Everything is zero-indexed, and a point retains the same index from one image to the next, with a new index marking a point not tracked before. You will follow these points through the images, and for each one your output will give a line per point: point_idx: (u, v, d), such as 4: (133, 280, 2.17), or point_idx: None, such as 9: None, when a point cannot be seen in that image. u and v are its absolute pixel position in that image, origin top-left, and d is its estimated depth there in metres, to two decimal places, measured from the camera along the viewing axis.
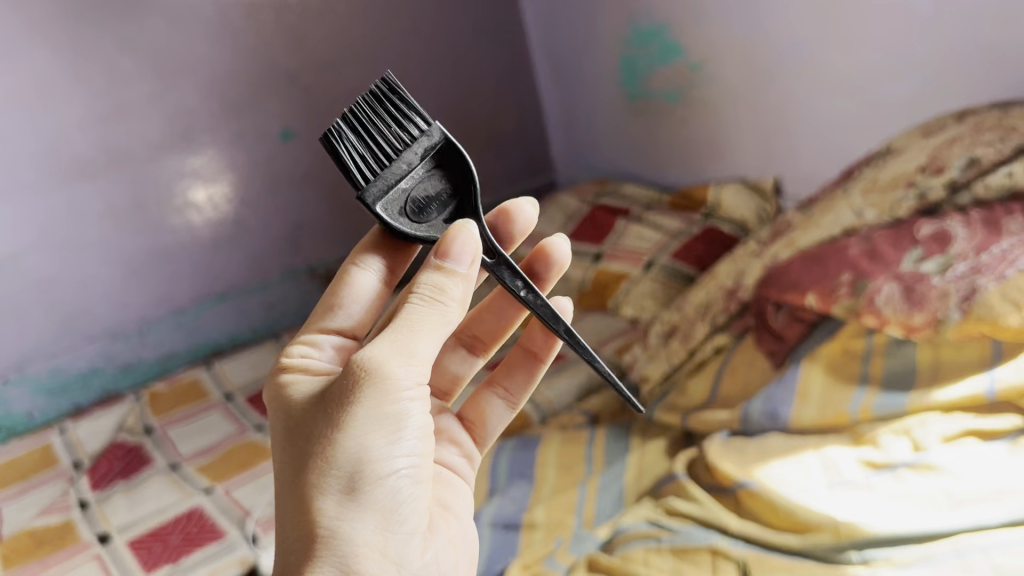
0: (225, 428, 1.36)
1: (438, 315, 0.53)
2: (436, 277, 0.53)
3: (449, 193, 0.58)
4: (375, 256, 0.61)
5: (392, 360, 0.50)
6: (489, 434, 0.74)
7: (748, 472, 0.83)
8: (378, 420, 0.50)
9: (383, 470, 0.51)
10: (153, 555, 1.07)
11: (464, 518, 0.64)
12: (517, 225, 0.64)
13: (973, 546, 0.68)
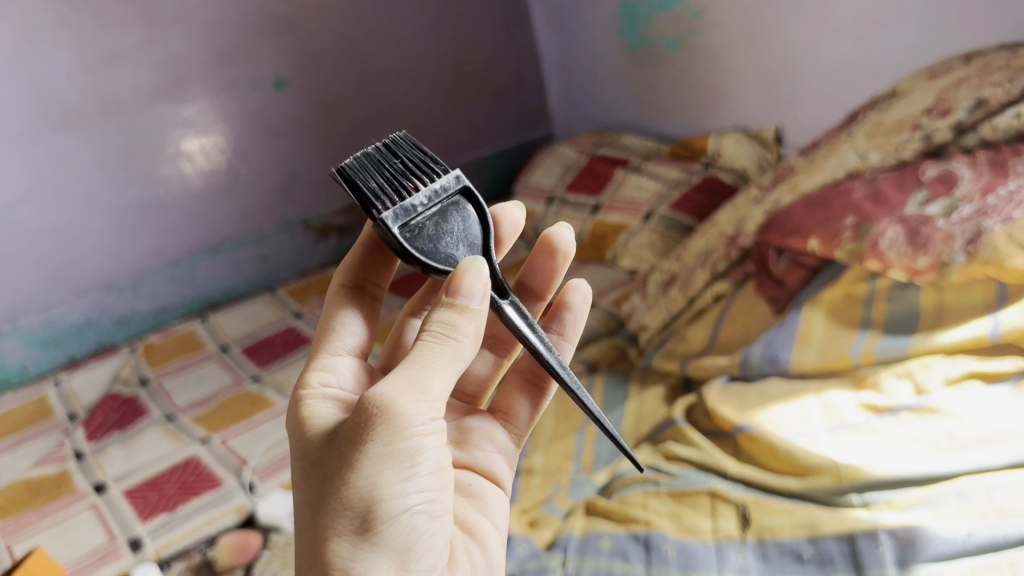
0: (221, 379, 1.36)
1: (450, 352, 0.48)
2: (448, 314, 0.49)
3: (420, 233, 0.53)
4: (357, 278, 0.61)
5: (403, 400, 0.46)
6: (520, 420, 0.68)
7: (747, 416, 0.82)
8: (392, 457, 0.47)
9: (397, 508, 0.48)
10: (150, 504, 1.06)
11: (492, 549, 0.59)
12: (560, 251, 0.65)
13: (974, 489, 0.67)
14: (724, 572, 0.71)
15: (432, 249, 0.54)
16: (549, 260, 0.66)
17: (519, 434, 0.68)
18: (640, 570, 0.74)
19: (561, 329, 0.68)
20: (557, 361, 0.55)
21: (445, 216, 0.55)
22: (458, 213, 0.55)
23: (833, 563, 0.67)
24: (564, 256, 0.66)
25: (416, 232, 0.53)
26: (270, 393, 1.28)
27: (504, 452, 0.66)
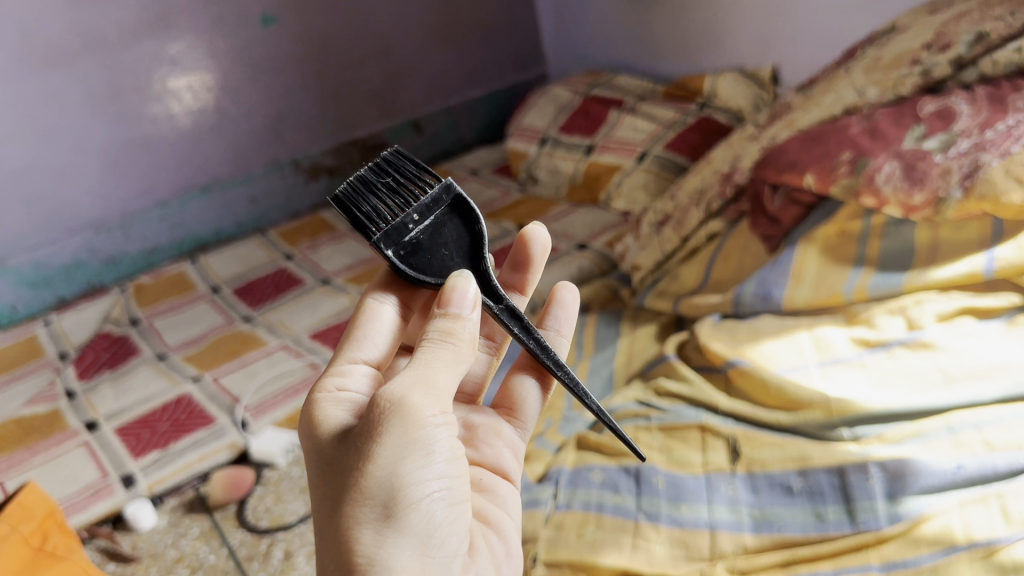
0: (212, 319, 1.35)
1: (450, 354, 0.49)
2: (443, 323, 0.50)
3: (410, 250, 0.56)
4: (389, 292, 0.58)
5: (413, 392, 0.46)
6: (526, 413, 0.65)
7: (740, 351, 0.81)
8: (410, 441, 0.45)
9: (418, 493, 0.46)
10: (142, 441, 1.05)
11: (508, 533, 0.58)
12: (534, 246, 0.64)
13: (965, 423, 0.68)
14: (714, 504, 0.72)
15: (431, 261, 0.56)
16: (524, 250, 0.64)
17: (527, 424, 0.65)
18: (631, 502, 0.74)
19: (556, 324, 0.66)
20: (554, 361, 0.57)
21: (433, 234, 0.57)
22: (446, 230, 0.57)
23: (823, 496, 0.68)
24: (539, 251, 0.64)
25: (411, 245, 0.56)
26: (262, 333, 1.27)
27: (514, 445, 0.64)
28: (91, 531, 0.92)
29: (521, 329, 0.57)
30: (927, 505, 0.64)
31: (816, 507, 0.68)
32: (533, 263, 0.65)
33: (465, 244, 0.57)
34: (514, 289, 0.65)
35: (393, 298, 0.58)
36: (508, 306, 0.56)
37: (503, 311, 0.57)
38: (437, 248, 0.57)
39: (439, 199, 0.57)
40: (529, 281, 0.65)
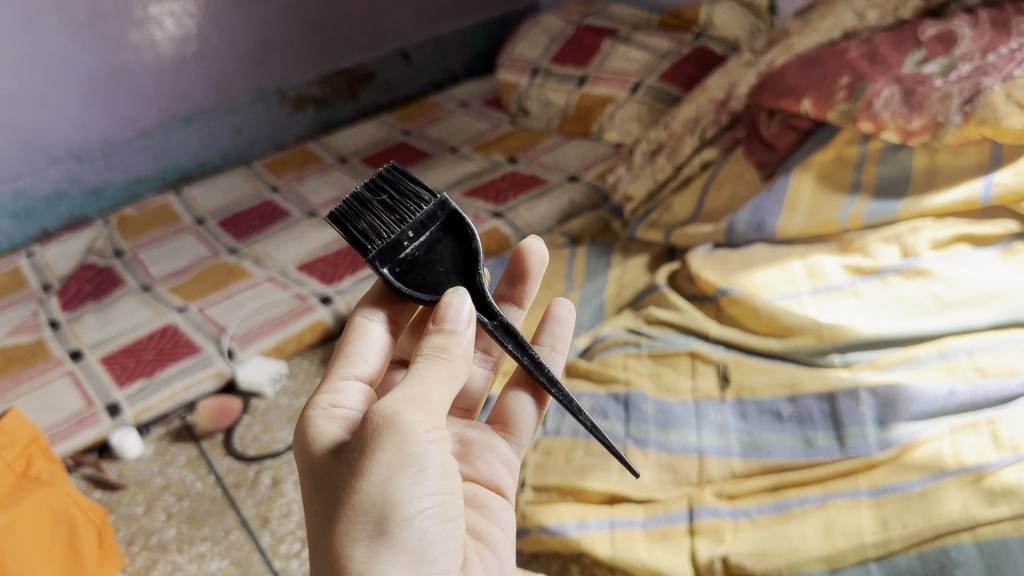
0: (197, 250, 1.33)
1: (446, 371, 0.48)
2: (438, 338, 0.49)
3: (406, 268, 0.54)
4: (379, 309, 0.57)
5: (406, 408, 0.45)
6: (521, 429, 0.63)
7: (732, 280, 0.80)
8: (404, 457, 0.44)
9: (410, 510, 0.44)
10: (127, 370, 1.04)
11: (501, 548, 0.55)
12: (531, 261, 0.62)
13: (958, 349, 0.67)
14: (702, 429, 0.72)
15: (428, 279, 0.54)
16: (521, 264, 0.63)
17: (522, 442, 0.64)
18: (620, 428, 0.75)
19: (551, 341, 0.64)
20: (549, 377, 0.55)
21: (429, 250, 0.55)
22: (442, 245, 0.55)
23: (812, 421, 0.68)
24: (536, 268, 0.62)
25: (407, 263, 0.54)
26: (248, 264, 1.26)
27: (509, 462, 0.63)
28: (76, 460, 0.91)
29: (515, 346, 0.54)
30: (918, 432, 0.64)
31: (806, 432, 0.68)
32: (530, 279, 0.63)
33: (462, 259, 0.55)
34: (511, 303, 0.64)
35: (383, 314, 0.57)
36: (501, 322, 0.54)
37: (496, 327, 0.54)
38: (434, 264, 0.55)
39: (435, 215, 0.55)
40: (526, 295, 0.64)
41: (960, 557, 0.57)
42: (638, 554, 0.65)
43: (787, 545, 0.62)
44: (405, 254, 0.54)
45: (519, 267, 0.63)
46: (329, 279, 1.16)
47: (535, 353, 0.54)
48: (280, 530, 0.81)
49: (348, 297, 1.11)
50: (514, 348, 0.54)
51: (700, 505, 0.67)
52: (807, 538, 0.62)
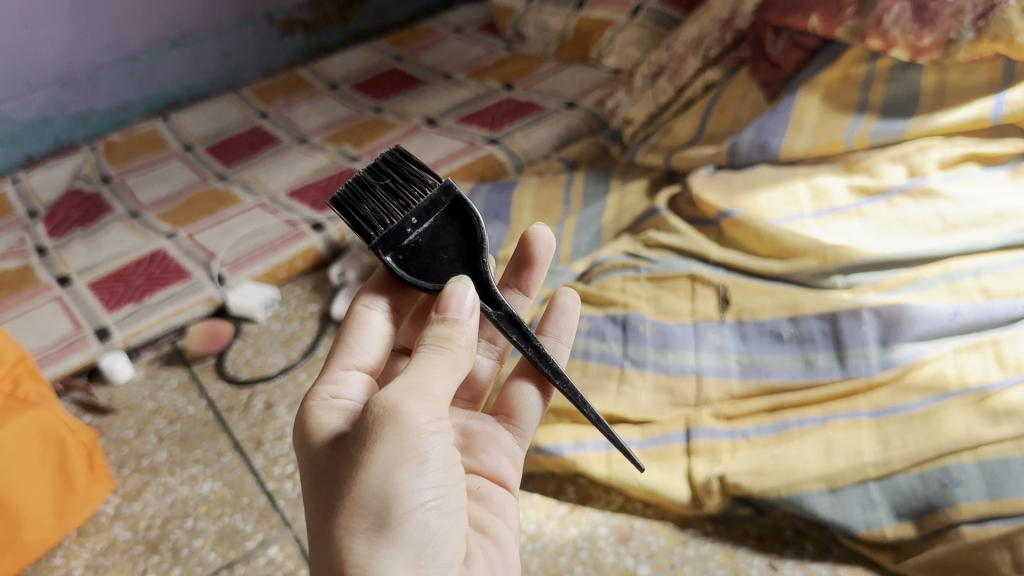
0: (186, 177, 1.31)
1: (447, 362, 0.46)
2: (440, 328, 0.48)
3: (408, 255, 0.53)
4: (381, 298, 0.57)
5: (407, 398, 0.43)
6: (525, 419, 0.60)
7: (734, 201, 0.79)
8: (405, 447, 0.42)
9: (411, 501, 0.43)
10: (116, 295, 1.02)
11: (506, 542, 0.52)
12: (537, 247, 0.61)
13: (964, 270, 0.66)
14: (701, 351, 0.71)
15: (430, 266, 0.53)
16: (526, 250, 0.61)
17: (525, 433, 0.60)
18: (617, 350, 0.73)
19: (555, 330, 0.62)
20: (553, 369, 0.54)
21: (432, 236, 0.54)
22: (445, 232, 0.54)
23: (814, 342, 0.67)
24: (542, 254, 0.61)
25: (409, 250, 0.53)
26: (238, 191, 1.23)
27: (513, 454, 0.59)
28: (66, 383, 0.90)
29: (519, 337, 0.53)
30: (921, 353, 0.63)
31: (806, 353, 0.67)
32: (537, 266, 0.61)
33: (466, 246, 0.54)
34: (513, 290, 0.62)
35: (385, 301, 0.57)
36: (506, 313, 0.53)
37: (501, 318, 0.53)
38: (437, 252, 0.54)
39: (438, 202, 0.54)
40: (529, 282, 0.62)
41: (961, 477, 0.56)
42: (634, 474, 0.65)
43: (786, 465, 0.62)
44: (407, 242, 0.53)
45: (523, 253, 0.61)
46: (321, 205, 1.14)
47: (539, 345, 0.54)
48: (273, 452, 0.80)
49: (340, 223, 1.08)
50: (518, 338, 0.53)
51: (698, 425, 0.66)
52: (806, 458, 0.61)
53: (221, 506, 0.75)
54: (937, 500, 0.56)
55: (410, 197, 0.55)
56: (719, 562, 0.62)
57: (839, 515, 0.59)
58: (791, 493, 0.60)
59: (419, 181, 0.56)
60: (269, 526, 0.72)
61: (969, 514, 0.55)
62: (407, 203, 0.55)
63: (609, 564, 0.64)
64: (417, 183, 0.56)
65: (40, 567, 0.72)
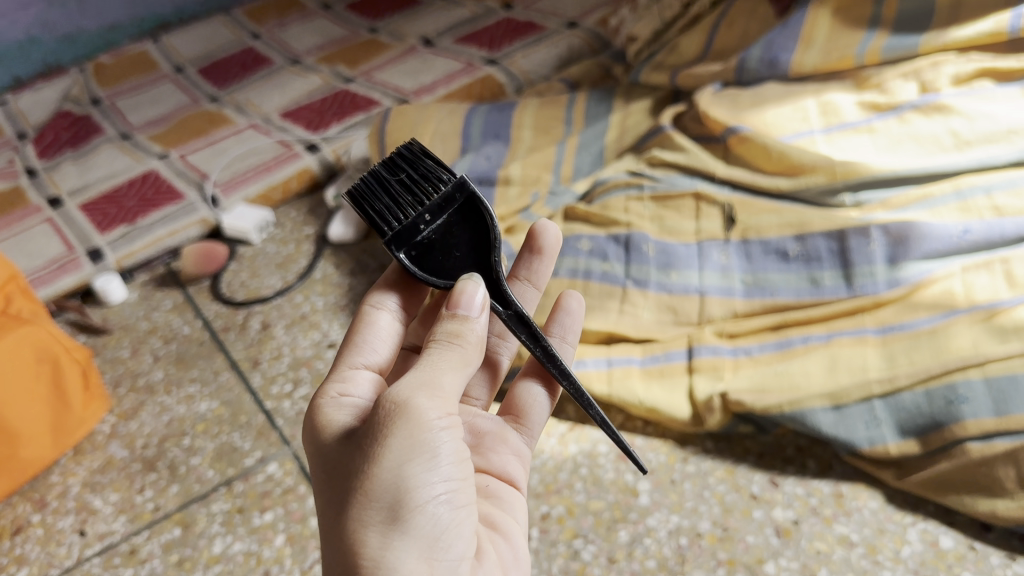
0: (177, 99, 1.28)
1: (457, 357, 0.43)
2: (451, 325, 0.44)
3: (421, 253, 0.49)
4: (390, 296, 0.53)
5: (419, 393, 0.41)
6: (534, 420, 0.56)
7: (741, 118, 0.77)
8: (417, 441, 0.40)
9: (424, 495, 0.40)
10: (109, 217, 1.00)
11: (516, 534, 0.48)
12: (542, 245, 0.58)
13: (975, 187, 0.64)
14: (705, 270, 0.69)
15: (444, 266, 0.49)
16: (532, 251, 0.58)
17: (533, 433, 0.56)
18: (619, 270, 0.72)
19: (561, 331, 0.59)
20: (560, 370, 0.51)
21: (447, 234, 0.49)
22: (459, 230, 0.49)
23: (820, 261, 0.66)
24: (548, 253, 0.58)
25: (422, 247, 0.49)
26: (231, 112, 1.21)
27: (520, 453, 0.55)
28: (60, 304, 0.89)
29: (528, 337, 0.50)
30: (929, 271, 0.62)
31: (812, 272, 0.66)
32: (542, 267, 0.59)
33: (480, 245, 0.50)
34: (519, 279, 0.59)
35: (395, 299, 0.53)
36: (516, 312, 0.49)
37: (510, 317, 0.50)
38: (450, 250, 0.49)
39: (452, 198, 0.49)
40: (537, 273, 0.59)
41: (967, 394, 0.55)
42: (635, 392, 0.64)
43: (789, 383, 0.61)
44: (420, 240, 0.49)
45: (529, 246, 0.58)
46: (315, 127, 1.12)
47: (549, 345, 0.51)
48: (270, 371, 0.79)
49: (335, 145, 1.06)
50: (527, 338, 0.50)
51: (699, 343, 0.65)
52: (809, 375, 0.61)
53: (219, 425, 0.75)
54: (942, 417, 0.56)
55: (423, 190, 0.50)
56: (720, 478, 0.62)
57: (842, 432, 0.58)
58: (793, 410, 0.59)
59: (433, 173, 0.51)
60: (267, 444, 0.72)
61: (975, 430, 0.54)
62: (420, 197, 0.50)
63: (609, 480, 0.63)
64: (430, 174, 0.51)
65: (38, 485, 0.72)
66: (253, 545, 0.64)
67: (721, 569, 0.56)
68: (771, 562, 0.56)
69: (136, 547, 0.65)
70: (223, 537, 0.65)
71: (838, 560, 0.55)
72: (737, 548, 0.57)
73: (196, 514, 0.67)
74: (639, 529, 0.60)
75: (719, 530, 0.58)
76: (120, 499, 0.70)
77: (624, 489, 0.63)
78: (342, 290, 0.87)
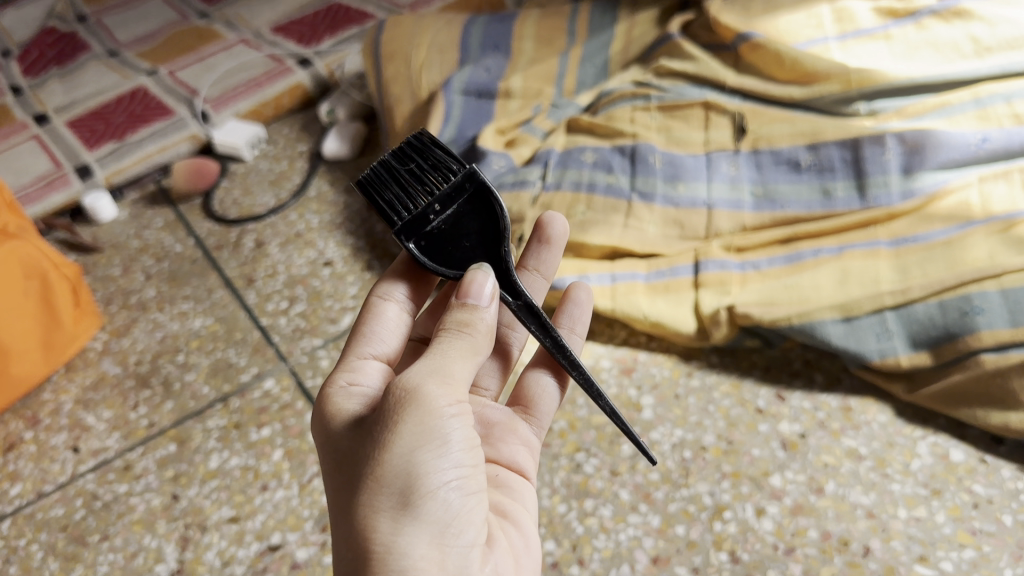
0: (165, 14, 1.23)
1: (466, 346, 0.41)
2: (460, 314, 0.42)
3: (430, 244, 0.46)
4: (399, 285, 0.50)
5: (429, 380, 0.38)
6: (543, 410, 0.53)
7: (753, 25, 0.73)
8: (428, 427, 0.37)
9: (435, 480, 0.37)
10: (96, 133, 0.96)
11: (527, 522, 0.45)
12: (548, 237, 0.55)
13: (995, 95, 0.62)
14: (713, 181, 0.67)
15: (455, 256, 0.46)
16: (538, 245, 0.56)
17: (543, 424, 0.53)
18: (624, 182, 0.69)
19: (569, 322, 0.56)
20: (571, 360, 0.48)
21: (458, 225, 0.46)
22: (470, 221, 0.46)
23: (833, 172, 0.64)
24: (554, 245, 0.55)
25: (432, 238, 0.46)
26: (221, 28, 1.17)
27: (530, 443, 0.51)
28: (49, 223, 0.86)
29: (537, 326, 0.47)
30: (945, 182, 0.60)
31: (824, 183, 0.64)
32: (548, 260, 0.56)
33: (492, 234, 0.46)
34: (527, 269, 0.56)
35: (405, 288, 0.50)
36: (527, 303, 0.47)
37: (520, 308, 0.47)
38: (460, 240, 0.46)
39: (461, 188, 0.46)
40: (545, 263, 0.56)
41: (983, 305, 0.53)
42: (639, 307, 0.62)
43: (799, 296, 0.59)
44: (429, 231, 0.46)
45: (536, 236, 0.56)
46: (307, 42, 1.08)
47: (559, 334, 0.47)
48: (266, 289, 0.77)
49: (328, 59, 1.02)
50: (535, 328, 0.47)
51: (706, 258, 0.63)
52: (820, 288, 0.59)
53: (213, 341, 0.73)
54: (956, 328, 0.54)
55: (434, 181, 0.48)
56: (725, 392, 0.61)
57: (852, 344, 0.57)
58: (803, 322, 0.58)
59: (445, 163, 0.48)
60: (263, 361, 0.70)
61: (990, 341, 0.53)
62: (433, 189, 0.47)
63: (612, 395, 0.62)
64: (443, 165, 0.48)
65: (30, 402, 0.71)
66: (250, 460, 0.63)
67: (726, 481, 0.55)
68: (777, 475, 0.55)
69: (130, 463, 0.64)
70: (219, 452, 0.64)
71: (846, 473, 0.54)
72: (742, 461, 0.56)
73: (191, 430, 0.66)
74: (643, 443, 0.58)
75: (724, 444, 0.57)
76: (113, 416, 0.68)
77: (627, 404, 0.61)
78: (338, 207, 0.85)
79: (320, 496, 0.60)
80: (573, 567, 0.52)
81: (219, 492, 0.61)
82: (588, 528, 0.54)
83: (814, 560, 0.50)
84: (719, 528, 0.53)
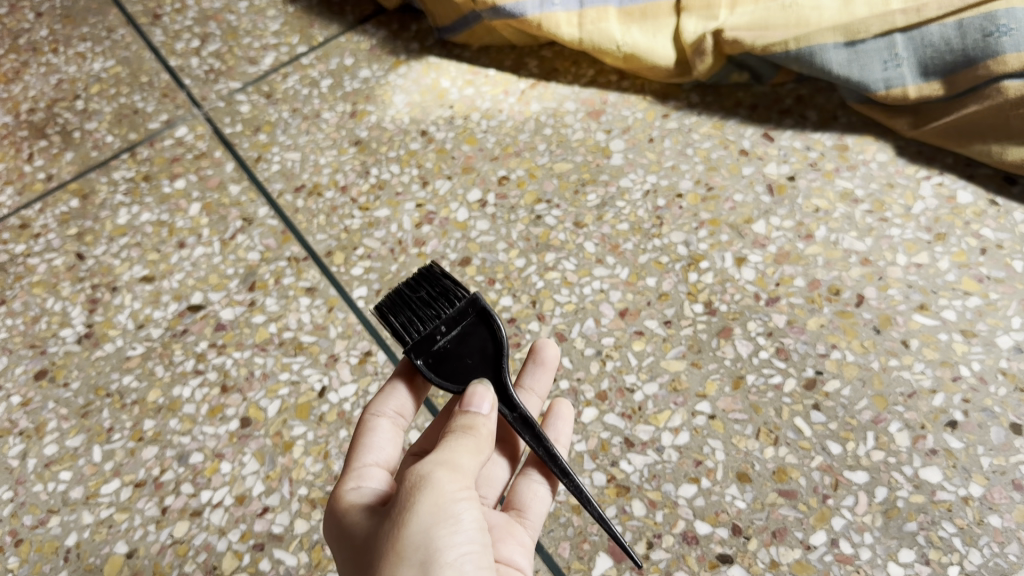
0: None
1: (476, 442, 0.33)
2: (465, 418, 0.34)
3: (438, 365, 0.37)
4: (401, 390, 0.40)
5: (443, 466, 0.31)
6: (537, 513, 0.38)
7: None
8: (443, 505, 0.30)
9: (453, 558, 0.29)
10: None
11: None
12: (542, 359, 0.41)
13: None
14: None
15: (461, 379, 0.37)
16: (527, 370, 0.42)
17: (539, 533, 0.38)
18: None
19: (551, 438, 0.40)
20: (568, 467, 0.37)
21: (466, 347, 0.38)
22: (476, 345, 0.38)
23: None
24: (546, 369, 0.42)
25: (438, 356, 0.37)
26: None
27: (529, 546, 0.37)
28: None
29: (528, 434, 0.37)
30: None
31: None
32: (535, 385, 0.42)
33: (498, 355, 0.37)
34: (517, 388, 0.42)
35: (408, 394, 0.40)
36: (524, 415, 0.37)
37: (515, 421, 0.37)
38: (464, 356, 0.37)
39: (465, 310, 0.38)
40: (539, 388, 0.42)
41: (1010, 25, 0.44)
42: (611, 36, 0.54)
43: (796, 17, 0.50)
44: (438, 348, 0.37)
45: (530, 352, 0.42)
46: None
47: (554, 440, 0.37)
48: (174, 27, 0.66)
49: None
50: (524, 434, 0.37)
51: None
52: (821, 8, 0.50)
53: (116, 86, 0.63)
54: (976, 53, 0.46)
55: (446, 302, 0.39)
56: (705, 134, 0.53)
57: (856, 73, 0.49)
58: (800, 48, 0.50)
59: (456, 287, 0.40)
60: (174, 107, 0.61)
61: (1014, 65, 0.44)
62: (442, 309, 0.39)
63: (577, 140, 0.54)
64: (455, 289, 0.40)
65: None
66: (164, 216, 0.55)
67: (703, 230, 0.49)
68: (762, 221, 0.49)
69: (27, 222, 0.56)
70: (128, 207, 0.56)
71: (840, 218, 0.48)
72: (722, 208, 0.49)
73: (96, 184, 0.58)
74: (611, 191, 0.51)
75: (703, 190, 0.50)
76: (5, 169, 0.59)
77: (595, 149, 0.54)
78: None
79: (245, 253, 0.53)
80: (532, 324, 0.46)
81: (130, 251, 0.54)
82: (550, 283, 0.48)
83: (800, 310, 0.45)
84: (694, 279, 0.47)
